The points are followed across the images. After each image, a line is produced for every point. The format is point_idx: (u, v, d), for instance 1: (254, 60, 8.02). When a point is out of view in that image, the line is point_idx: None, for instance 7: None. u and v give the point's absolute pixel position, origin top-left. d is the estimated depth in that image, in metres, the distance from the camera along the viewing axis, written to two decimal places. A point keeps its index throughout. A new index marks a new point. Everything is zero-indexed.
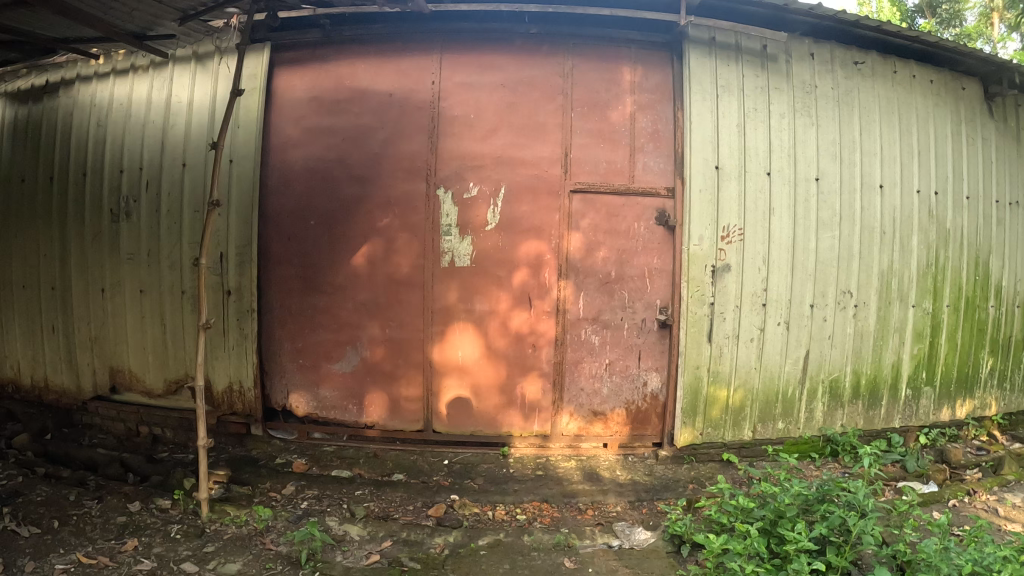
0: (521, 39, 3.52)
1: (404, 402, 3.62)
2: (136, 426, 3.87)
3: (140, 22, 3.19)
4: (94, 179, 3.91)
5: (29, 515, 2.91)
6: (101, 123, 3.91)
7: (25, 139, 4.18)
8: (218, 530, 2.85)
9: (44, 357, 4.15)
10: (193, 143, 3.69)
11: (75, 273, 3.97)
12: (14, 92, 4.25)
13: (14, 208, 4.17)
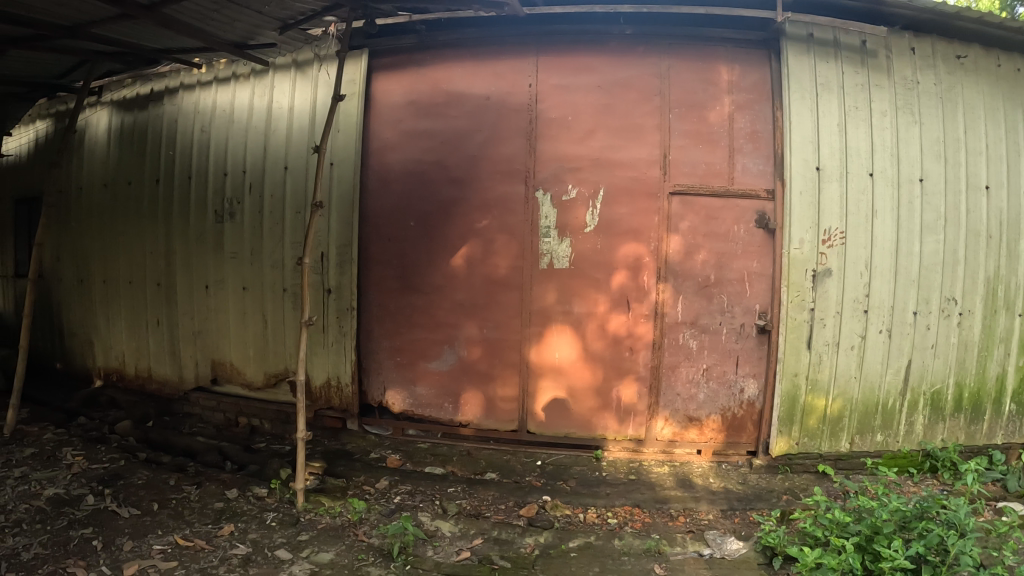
0: (616, 40, 3.49)
1: (500, 402, 3.65)
2: (235, 416, 4.07)
3: (240, 32, 3.36)
4: (198, 181, 4.10)
5: (129, 497, 3.09)
6: (204, 129, 4.09)
7: (130, 144, 4.43)
8: (312, 520, 2.95)
9: (148, 348, 4.42)
10: (294, 147, 3.81)
11: (180, 271, 4.18)
12: (121, 101, 4.51)
13: (122, 209, 4.44)
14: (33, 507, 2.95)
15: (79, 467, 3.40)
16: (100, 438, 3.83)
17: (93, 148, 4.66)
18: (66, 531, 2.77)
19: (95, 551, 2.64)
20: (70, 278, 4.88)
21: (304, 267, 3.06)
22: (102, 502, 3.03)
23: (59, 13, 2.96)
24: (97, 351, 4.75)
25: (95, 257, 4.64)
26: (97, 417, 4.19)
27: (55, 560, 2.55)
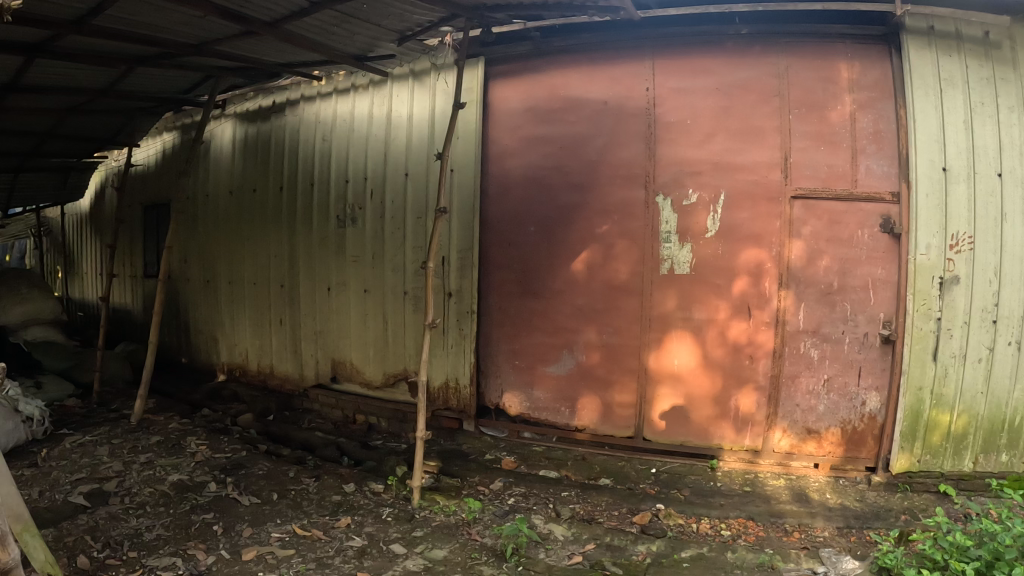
0: (731, 40, 3.40)
1: (617, 408, 3.63)
2: (353, 413, 4.22)
3: (360, 45, 3.49)
4: (321, 188, 4.29)
5: (250, 486, 3.26)
6: (326, 138, 4.27)
7: (254, 153, 4.69)
8: (428, 517, 3.03)
9: (270, 347, 4.66)
10: (414, 155, 3.89)
11: (304, 274, 4.39)
12: (245, 113, 4.77)
13: (248, 214, 4.73)
14: (158, 491, 3.16)
15: (202, 455, 3.61)
16: (223, 429, 4.06)
17: (216, 159, 4.99)
18: (189, 515, 2.96)
19: (215, 536, 2.80)
20: (197, 277, 5.23)
21: (430, 271, 3.15)
22: (224, 490, 3.21)
23: (189, 32, 3.16)
24: (221, 347, 5.07)
25: (221, 260, 4.96)
26: (219, 409, 4.47)
27: (175, 541, 2.73)
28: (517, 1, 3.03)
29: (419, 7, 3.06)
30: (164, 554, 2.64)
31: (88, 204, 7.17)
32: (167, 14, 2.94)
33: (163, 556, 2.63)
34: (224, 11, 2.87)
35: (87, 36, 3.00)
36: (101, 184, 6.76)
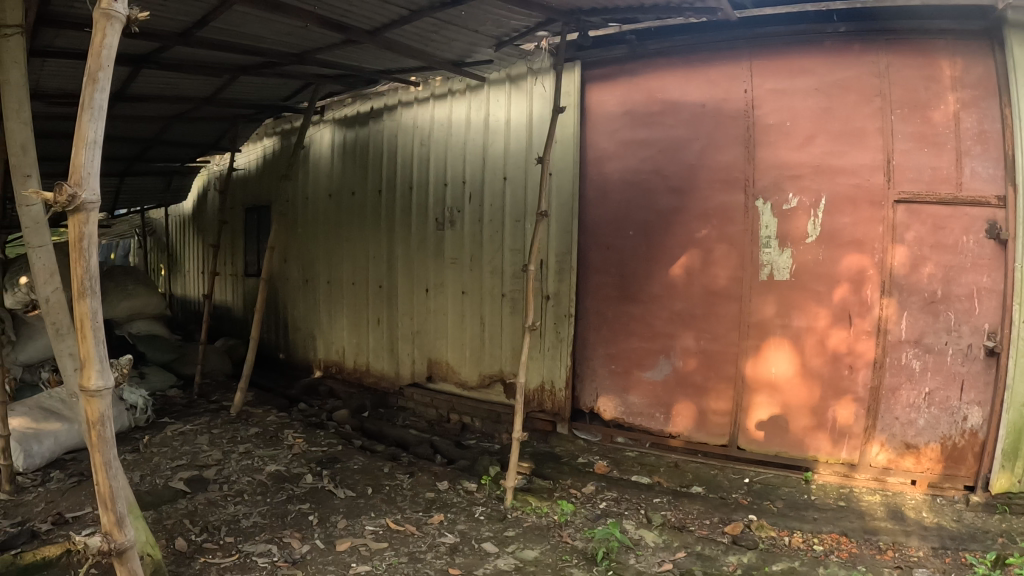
0: (830, 39, 3.28)
1: (712, 416, 3.58)
2: (447, 412, 4.29)
3: (457, 51, 3.55)
4: (420, 192, 4.39)
5: (347, 479, 3.36)
6: (424, 142, 4.36)
7: (353, 158, 4.85)
8: (520, 517, 3.05)
9: (366, 345, 4.82)
10: (512, 159, 3.90)
11: (403, 275, 4.52)
12: (343, 119, 4.93)
13: (349, 216, 4.89)
14: (256, 480, 3.29)
15: (299, 448, 3.74)
16: (319, 424, 4.19)
17: (317, 161, 5.18)
18: (285, 505, 3.07)
19: (311, 525, 2.90)
20: (296, 275, 5.43)
21: (531, 274, 3.16)
22: (320, 482, 3.32)
23: (291, 42, 3.29)
24: (319, 343, 5.25)
25: (321, 260, 5.16)
26: (315, 404, 4.63)
27: (271, 529, 2.84)
28: (612, 5, 3.03)
29: (515, 13, 3.10)
30: (260, 541, 2.75)
31: (190, 207, 7.53)
32: (272, 25, 3.06)
33: (260, 542, 2.74)
34: (326, 20, 2.97)
35: (194, 47, 3.14)
36: (203, 187, 7.09)
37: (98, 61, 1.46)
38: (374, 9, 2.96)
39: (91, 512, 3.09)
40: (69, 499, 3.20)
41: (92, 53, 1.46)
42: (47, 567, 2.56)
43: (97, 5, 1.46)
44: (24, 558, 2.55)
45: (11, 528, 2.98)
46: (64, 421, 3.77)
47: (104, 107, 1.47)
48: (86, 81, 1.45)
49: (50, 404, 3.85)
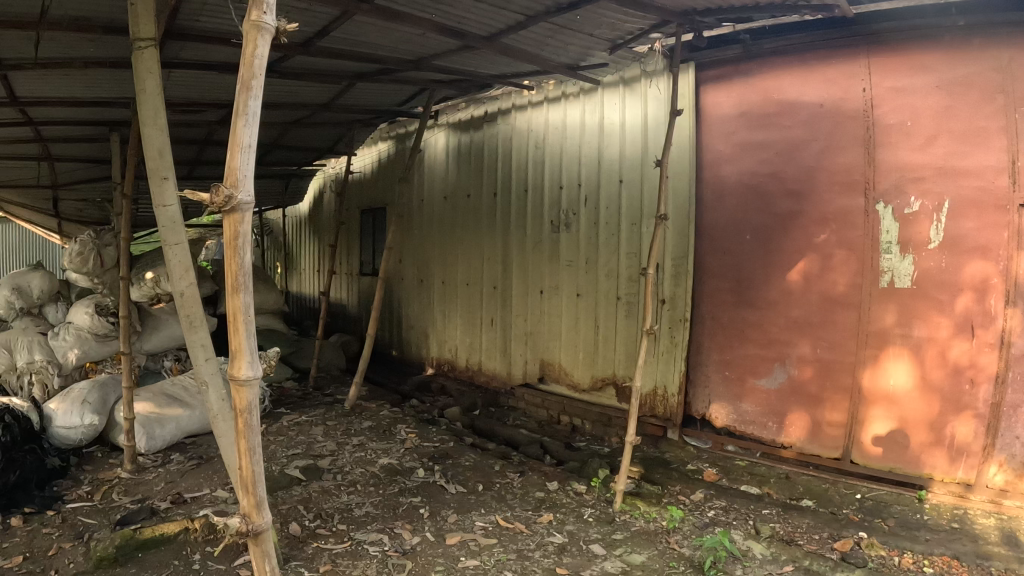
0: (950, 34, 3.08)
1: (826, 427, 3.47)
2: (558, 413, 4.30)
3: (573, 55, 3.58)
4: (535, 194, 4.43)
5: (458, 475, 3.43)
6: (538, 145, 4.40)
7: (468, 161, 4.96)
8: (627, 521, 3.03)
9: (480, 344, 4.92)
10: (628, 161, 3.88)
11: (518, 276, 4.57)
12: (457, 123, 5.04)
13: (464, 218, 5.02)
14: (369, 472, 3.39)
15: (412, 442, 3.83)
16: (432, 421, 4.31)
17: (434, 164, 5.33)
18: (397, 497, 3.15)
19: (421, 518, 2.96)
20: (412, 276, 5.67)
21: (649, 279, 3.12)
22: (431, 476, 3.39)
23: (407, 49, 3.38)
24: (431, 342, 5.45)
25: (435, 263, 5.34)
26: (426, 401, 4.78)
27: (383, 519, 2.92)
28: (727, 5, 2.97)
29: (629, 15, 3.08)
30: (372, 530, 2.83)
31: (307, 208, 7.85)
32: (391, 34, 3.16)
33: (371, 531, 2.82)
34: (445, 27, 3.05)
35: (314, 57, 3.26)
36: (320, 189, 7.38)
37: (251, 70, 1.49)
38: (490, 14, 3.01)
39: (207, 493, 3.27)
40: (188, 480, 3.40)
41: (244, 62, 1.50)
42: (165, 542, 2.88)
43: (248, 17, 1.50)
44: (143, 533, 2.88)
45: (132, 504, 3.22)
46: (186, 407, 4.01)
47: (259, 110, 1.48)
48: (239, 88, 1.47)
49: (173, 391, 4.09)
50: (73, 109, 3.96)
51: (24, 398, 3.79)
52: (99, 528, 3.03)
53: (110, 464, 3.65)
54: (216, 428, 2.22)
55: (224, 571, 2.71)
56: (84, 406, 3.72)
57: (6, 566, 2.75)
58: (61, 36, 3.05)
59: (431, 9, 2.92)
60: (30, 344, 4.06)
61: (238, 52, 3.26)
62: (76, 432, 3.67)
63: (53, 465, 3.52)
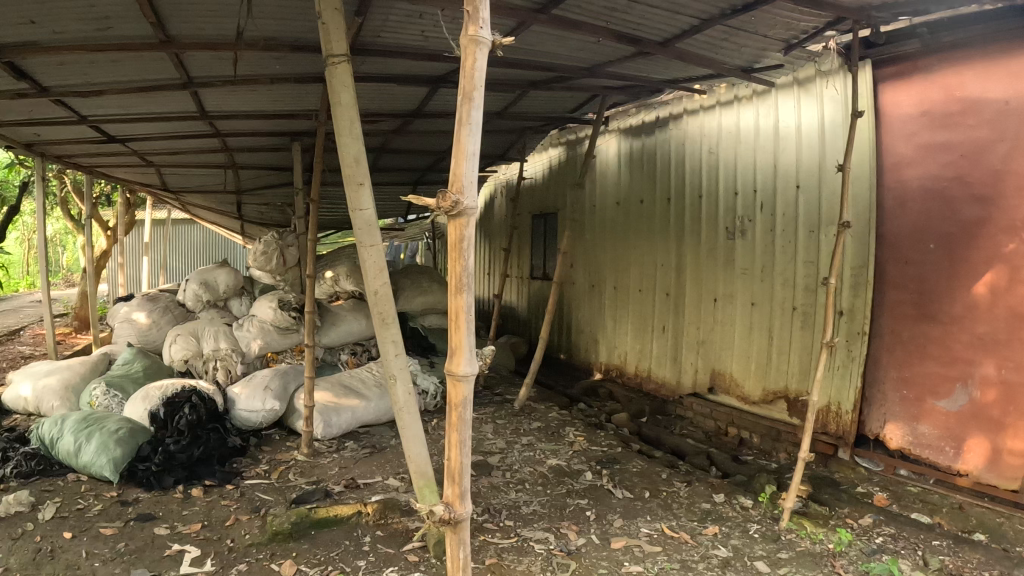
0: None
1: (1006, 457, 3.22)
2: (726, 425, 4.31)
3: (747, 57, 3.55)
4: (709, 201, 4.41)
5: (625, 480, 3.53)
6: (712, 150, 4.39)
7: (639, 165, 5.04)
8: (793, 540, 2.95)
9: (650, 351, 4.96)
10: (805, 166, 3.80)
11: (691, 284, 4.57)
12: (627, 128, 5.14)
13: (636, 224, 5.07)
14: (538, 472, 3.55)
15: (580, 445, 3.93)
16: (599, 425, 4.48)
17: (605, 170, 5.42)
18: (564, 498, 3.29)
19: (588, 520, 3.07)
20: (581, 281, 5.77)
21: (831, 289, 3.04)
22: (598, 480, 3.51)
23: (583, 56, 3.47)
24: (601, 348, 5.54)
25: (607, 268, 5.42)
26: (594, 405, 4.95)
27: (549, 518, 3.05)
28: None
29: (806, 14, 3.01)
30: (539, 528, 2.96)
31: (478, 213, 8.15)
32: (567, 42, 3.24)
33: (538, 529, 2.94)
34: (621, 33, 3.09)
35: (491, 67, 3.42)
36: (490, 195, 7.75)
37: (473, 80, 1.55)
38: (665, 20, 3.02)
39: (379, 480, 3.47)
40: (360, 468, 3.63)
41: (465, 74, 1.56)
42: (337, 523, 3.06)
43: (466, 34, 1.57)
44: (317, 512, 3.07)
45: (307, 485, 3.48)
46: (362, 398, 4.26)
47: (481, 121, 1.55)
48: (463, 99, 1.56)
49: (351, 381, 4.38)
50: (261, 122, 4.28)
51: (211, 380, 4.29)
52: (274, 505, 3.30)
53: (286, 447, 4.03)
54: (401, 419, 2.39)
55: (392, 554, 2.83)
56: (266, 391, 4.14)
57: (187, 531, 3.10)
58: (253, 55, 3.31)
59: (606, 15, 2.96)
60: (217, 331, 4.61)
61: (415, 65, 3.43)
62: (257, 415, 4.09)
63: (234, 444, 3.94)
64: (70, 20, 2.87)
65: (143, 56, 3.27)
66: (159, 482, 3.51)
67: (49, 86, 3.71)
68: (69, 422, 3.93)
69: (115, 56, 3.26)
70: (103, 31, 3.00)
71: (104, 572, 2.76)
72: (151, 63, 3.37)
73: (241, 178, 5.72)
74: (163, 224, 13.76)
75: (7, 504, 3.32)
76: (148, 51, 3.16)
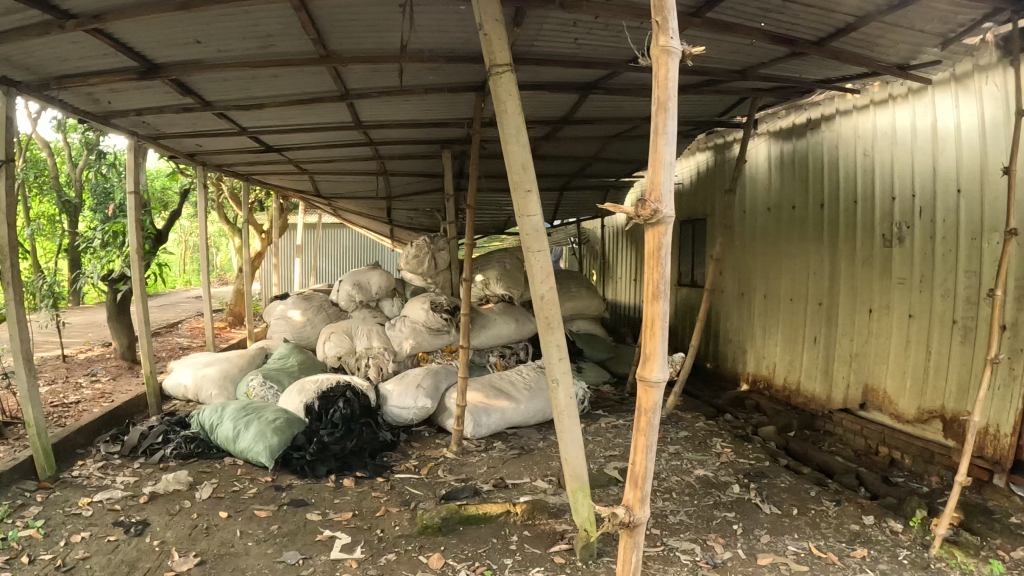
0: None
1: None
2: (877, 444, 4.14)
3: (904, 53, 3.42)
4: (866, 205, 4.27)
5: (773, 496, 3.47)
6: (868, 152, 4.26)
7: (790, 168, 4.98)
8: (943, 570, 2.79)
9: (801, 363, 4.84)
10: (966, 168, 3.60)
11: (845, 294, 4.42)
12: (778, 131, 5.12)
13: (789, 229, 4.98)
14: (686, 481, 3.61)
15: (728, 457, 4.01)
16: (747, 437, 4.48)
17: (756, 173, 5.41)
18: (712, 510, 3.28)
19: (734, 534, 3.04)
20: (732, 289, 5.73)
21: (997, 302, 2.85)
22: (746, 494, 3.47)
23: (736, 60, 3.45)
24: (749, 358, 5.50)
25: (758, 277, 5.34)
26: (741, 417, 4.95)
27: (696, 530, 3.05)
28: None
29: (965, 6, 2.85)
30: (685, 538, 2.97)
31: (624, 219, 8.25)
32: (719, 46, 3.22)
33: (684, 539, 2.95)
34: (774, 35, 3.04)
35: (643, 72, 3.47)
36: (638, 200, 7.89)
37: (667, 90, 1.57)
38: (818, 18, 2.93)
39: (527, 481, 3.58)
40: (510, 468, 3.76)
41: (658, 85, 1.58)
42: (486, 521, 3.13)
43: (657, 44, 1.58)
44: (467, 509, 3.15)
45: (456, 482, 3.62)
46: (512, 400, 4.39)
47: (676, 131, 1.57)
48: (658, 108, 1.56)
49: (501, 384, 4.54)
50: (413, 130, 4.47)
51: (364, 376, 4.61)
52: (423, 499, 3.43)
53: (435, 444, 4.19)
54: (560, 422, 2.57)
55: (538, 555, 2.87)
56: (419, 390, 4.34)
57: (338, 519, 3.25)
58: (408, 67, 3.42)
59: (761, 16, 2.91)
60: (368, 330, 5.08)
61: (566, 71, 3.48)
62: (409, 412, 4.30)
63: (385, 438, 4.11)
64: (235, 39, 3.08)
65: (304, 70, 3.47)
66: (313, 471, 3.72)
67: (212, 101, 3.99)
68: (228, 410, 4.23)
69: (276, 71, 3.48)
70: (267, 48, 3.20)
71: (258, 552, 2.95)
72: (311, 77, 3.57)
73: (392, 184, 6.01)
74: (314, 227, 14.61)
75: (168, 483, 3.66)
76: (307, 66, 3.35)
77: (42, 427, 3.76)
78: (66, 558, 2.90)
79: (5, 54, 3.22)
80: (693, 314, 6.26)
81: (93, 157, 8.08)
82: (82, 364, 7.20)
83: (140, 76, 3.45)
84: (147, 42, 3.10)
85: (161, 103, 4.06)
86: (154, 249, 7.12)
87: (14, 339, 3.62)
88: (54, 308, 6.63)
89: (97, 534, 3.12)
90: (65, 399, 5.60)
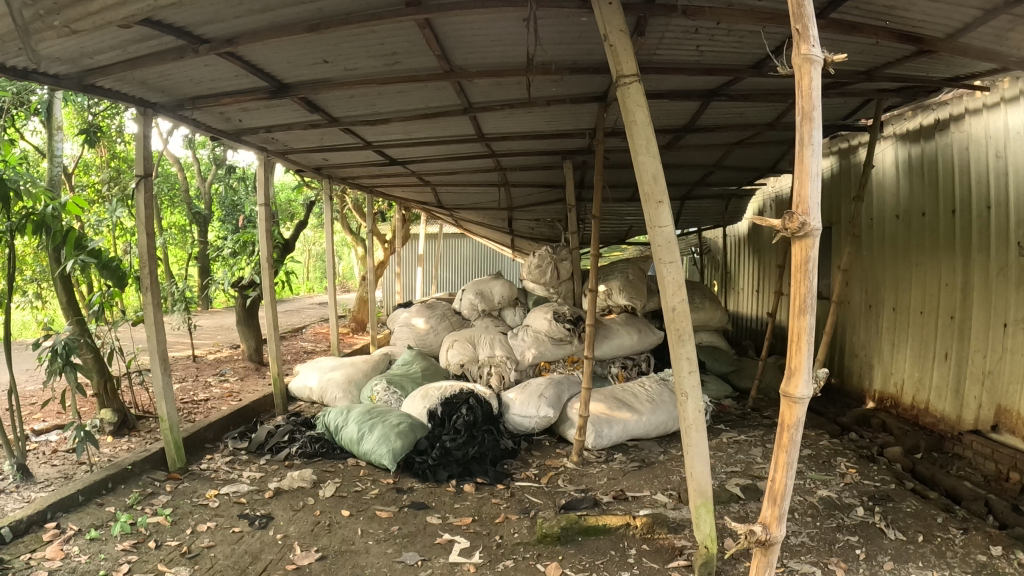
0: None
1: None
2: (1007, 469, 3.86)
3: None
4: (1000, 211, 4.02)
5: (898, 520, 3.30)
6: (1001, 154, 4.00)
7: (919, 172, 4.74)
8: None
9: (931, 379, 4.58)
10: None
11: (978, 305, 4.17)
12: (905, 134, 4.88)
13: (919, 238, 4.73)
14: (809, 502, 3.48)
15: (852, 478, 3.84)
16: (871, 457, 4.27)
17: (882, 179, 5.18)
18: (834, 532, 3.15)
19: (857, 558, 2.91)
20: (860, 301, 5.49)
21: None
22: (871, 517, 3.32)
23: (860, 61, 3.32)
24: (876, 374, 5.26)
25: (887, 287, 5.09)
26: (866, 436, 4.73)
27: (817, 552, 2.94)
28: None
29: None
30: (805, 561, 2.87)
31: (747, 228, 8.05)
32: (842, 46, 3.11)
33: (805, 562, 2.86)
34: (900, 34, 2.91)
35: (766, 76, 3.39)
36: (761, 208, 7.70)
37: (810, 100, 1.54)
38: (946, 13, 2.77)
39: (647, 495, 3.56)
40: (629, 480, 3.74)
41: (801, 95, 1.56)
42: (606, 532, 3.12)
43: (797, 53, 1.56)
44: (586, 520, 3.14)
45: (575, 492, 3.64)
46: (634, 412, 4.38)
47: (822, 140, 1.54)
48: (803, 119, 1.54)
49: (623, 396, 4.54)
50: (532, 141, 4.55)
51: (486, 384, 4.75)
52: (543, 508, 3.46)
53: (555, 453, 4.24)
54: (688, 436, 2.57)
55: (656, 570, 2.83)
56: (541, 399, 4.37)
57: (457, 524, 3.32)
58: (532, 78, 3.45)
59: (886, 14, 2.80)
60: (491, 339, 5.23)
61: (688, 80, 3.44)
62: (530, 420, 4.34)
63: (506, 447, 4.19)
64: (362, 58, 3.23)
65: (428, 86, 3.59)
66: (435, 476, 3.84)
67: (338, 117, 4.18)
68: (353, 413, 4.40)
69: (401, 87, 3.61)
70: (393, 66, 3.32)
71: (378, 551, 3.05)
72: (434, 92, 3.69)
73: (512, 194, 6.12)
74: (436, 238, 15.10)
75: (293, 480, 3.85)
76: (432, 82, 3.46)
77: (174, 422, 4.02)
78: (191, 545, 3.10)
79: (144, 78, 3.48)
80: (820, 327, 6.03)
81: (224, 172, 8.63)
82: (211, 364, 7.66)
83: (270, 96, 3.67)
84: (278, 63, 3.28)
85: (290, 120, 4.29)
86: (281, 257, 7.48)
87: (152, 340, 3.90)
88: (186, 311, 7.04)
89: (222, 525, 3.32)
90: (196, 397, 5.96)
